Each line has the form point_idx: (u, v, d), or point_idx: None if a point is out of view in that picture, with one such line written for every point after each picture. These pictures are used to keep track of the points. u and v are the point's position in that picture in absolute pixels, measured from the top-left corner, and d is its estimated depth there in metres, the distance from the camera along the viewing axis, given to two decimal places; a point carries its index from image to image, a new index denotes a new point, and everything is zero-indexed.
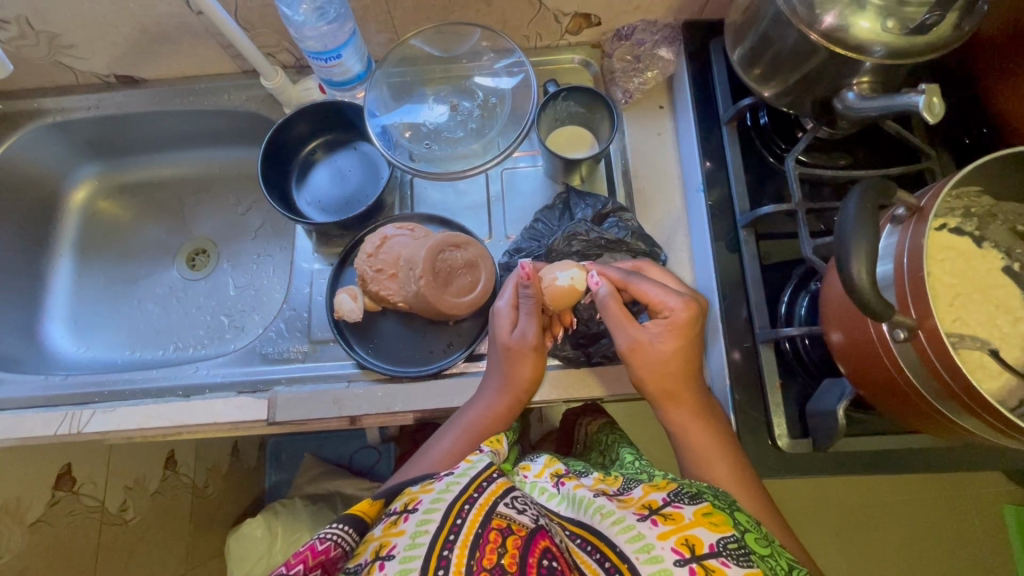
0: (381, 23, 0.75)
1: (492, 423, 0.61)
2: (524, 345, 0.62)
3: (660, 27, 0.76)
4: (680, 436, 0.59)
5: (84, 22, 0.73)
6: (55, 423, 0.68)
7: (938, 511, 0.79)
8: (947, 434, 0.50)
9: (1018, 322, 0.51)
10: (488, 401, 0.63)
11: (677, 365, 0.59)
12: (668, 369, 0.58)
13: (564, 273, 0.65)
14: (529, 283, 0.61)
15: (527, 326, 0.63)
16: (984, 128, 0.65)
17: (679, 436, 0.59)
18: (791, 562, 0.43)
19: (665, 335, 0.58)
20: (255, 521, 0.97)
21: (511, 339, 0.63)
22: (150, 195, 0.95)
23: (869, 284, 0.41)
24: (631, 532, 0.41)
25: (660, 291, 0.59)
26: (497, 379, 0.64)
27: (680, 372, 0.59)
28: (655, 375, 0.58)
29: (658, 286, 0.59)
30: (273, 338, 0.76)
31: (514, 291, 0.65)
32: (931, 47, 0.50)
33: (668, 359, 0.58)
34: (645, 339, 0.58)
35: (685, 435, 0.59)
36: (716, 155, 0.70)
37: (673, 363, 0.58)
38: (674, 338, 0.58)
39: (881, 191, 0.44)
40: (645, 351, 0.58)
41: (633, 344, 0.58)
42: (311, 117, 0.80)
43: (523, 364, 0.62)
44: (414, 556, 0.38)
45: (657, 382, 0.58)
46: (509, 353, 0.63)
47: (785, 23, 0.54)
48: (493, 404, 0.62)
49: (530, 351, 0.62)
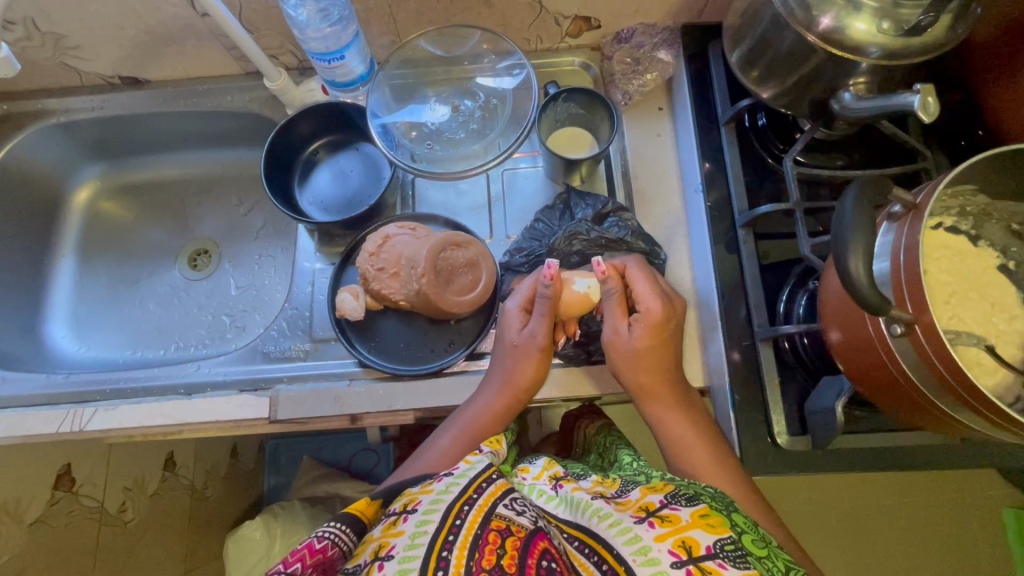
0: (384, 25, 0.76)
1: (492, 422, 0.63)
2: (531, 344, 0.64)
3: (659, 30, 0.78)
4: (660, 428, 0.62)
5: (90, 24, 0.74)
6: (57, 421, 0.68)
7: (936, 512, 0.79)
8: (946, 430, 0.50)
9: (1013, 319, 0.52)
10: (488, 399, 0.64)
11: (653, 362, 0.62)
12: (643, 363, 0.61)
13: (582, 280, 0.67)
14: (551, 283, 0.64)
15: (536, 326, 0.65)
16: (978, 130, 0.66)
17: (659, 427, 0.62)
18: (787, 563, 0.44)
19: (643, 333, 0.61)
20: (254, 524, 0.97)
21: (521, 339, 0.65)
22: (153, 195, 0.96)
23: (866, 280, 0.42)
24: (628, 534, 0.42)
25: (644, 287, 0.63)
26: (497, 378, 0.65)
27: (655, 368, 0.62)
28: (630, 369, 0.62)
29: (644, 283, 0.63)
30: (275, 337, 0.76)
31: (532, 288, 0.67)
32: (923, 48, 0.51)
33: (642, 354, 0.61)
34: (623, 337, 0.62)
35: (665, 427, 0.61)
36: (715, 156, 0.71)
37: (648, 359, 0.61)
38: (649, 335, 0.61)
39: (876, 188, 0.45)
40: (622, 345, 0.62)
41: (614, 335, 0.63)
42: (313, 118, 0.81)
43: (527, 362, 0.64)
44: (413, 556, 0.39)
45: (633, 375, 0.62)
46: (517, 353, 0.65)
47: (781, 26, 0.55)
48: (495, 396, 0.64)
49: (537, 352, 0.64)
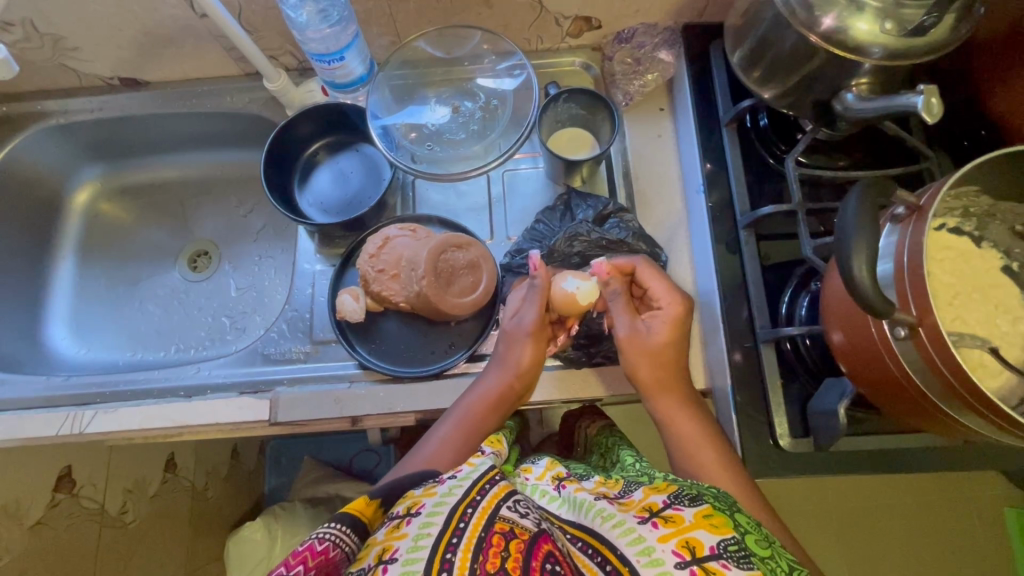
0: (384, 26, 0.76)
1: (490, 411, 0.63)
2: (520, 329, 0.65)
3: (660, 30, 0.77)
4: (670, 428, 0.61)
5: (90, 25, 0.73)
6: (56, 424, 0.68)
7: (937, 512, 0.78)
8: (948, 432, 0.50)
9: (1017, 321, 0.51)
10: (487, 383, 0.64)
11: (669, 357, 0.62)
12: (660, 359, 0.62)
13: (572, 282, 0.66)
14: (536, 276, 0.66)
15: (528, 313, 0.66)
16: (981, 129, 0.66)
17: (669, 429, 0.61)
18: (791, 564, 0.44)
19: (663, 327, 0.62)
20: (255, 525, 0.97)
21: (512, 325, 0.66)
22: (152, 197, 0.96)
23: (869, 282, 0.42)
24: (632, 535, 0.42)
25: (663, 283, 0.64)
26: (497, 363, 0.65)
27: (670, 364, 0.62)
28: (648, 365, 0.61)
29: (661, 280, 0.64)
30: (275, 339, 0.76)
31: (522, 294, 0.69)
32: (927, 48, 0.51)
33: (661, 350, 0.62)
34: (643, 331, 0.62)
35: (676, 428, 0.61)
36: (716, 157, 0.71)
37: (665, 354, 0.62)
38: (668, 330, 0.62)
39: (879, 190, 0.44)
40: (642, 340, 0.62)
41: (632, 332, 0.63)
42: (313, 119, 0.80)
43: (522, 346, 0.65)
44: (416, 558, 0.39)
45: (650, 371, 0.62)
46: (510, 337, 0.66)
47: (783, 26, 0.55)
48: (492, 388, 0.63)
49: (528, 335, 0.65)
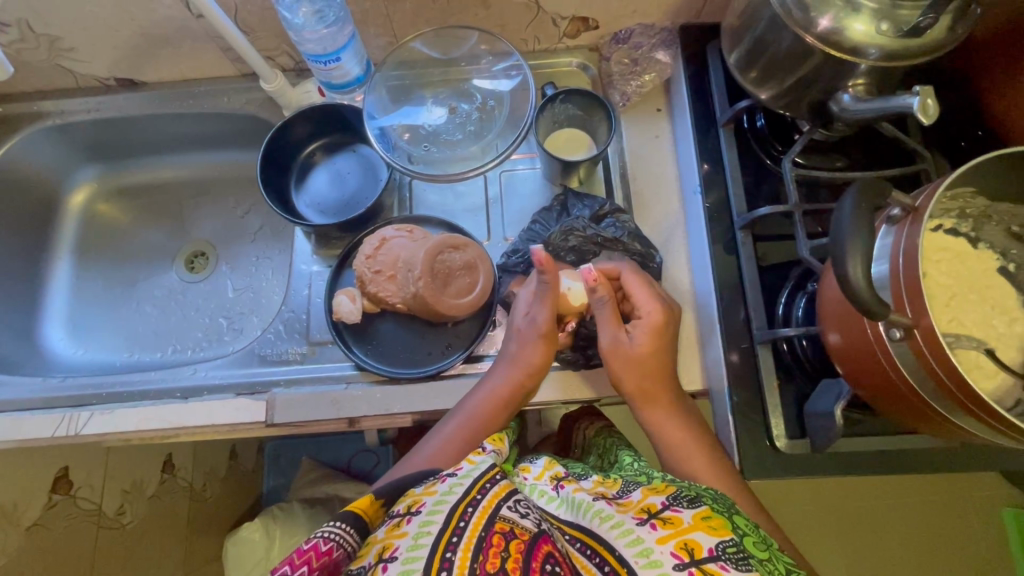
0: (380, 26, 0.76)
1: (495, 411, 0.63)
2: (534, 329, 0.65)
3: (657, 30, 0.77)
4: (657, 434, 0.62)
5: (86, 25, 0.73)
6: (53, 425, 0.68)
7: (936, 512, 0.78)
8: (945, 433, 0.50)
9: (1013, 322, 0.51)
10: (494, 385, 0.64)
11: (654, 366, 0.62)
12: (645, 368, 0.61)
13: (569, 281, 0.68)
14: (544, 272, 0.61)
15: (539, 312, 0.65)
16: (978, 131, 0.66)
17: (656, 435, 0.62)
18: (788, 565, 0.44)
19: (645, 337, 0.62)
20: (253, 525, 0.97)
21: (524, 324, 0.66)
22: (149, 197, 0.95)
23: (864, 283, 0.42)
24: (631, 536, 0.42)
25: (646, 291, 0.63)
26: (505, 363, 0.65)
27: (655, 373, 0.62)
28: (630, 375, 0.61)
29: (643, 288, 0.63)
30: (272, 340, 0.76)
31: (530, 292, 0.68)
32: (924, 49, 0.51)
33: (644, 359, 0.61)
34: (626, 342, 0.62)
35: (663, 433, 0.61)
36: (714, 158, 0.70)
37: (649, 364, 0.62)
38: (651, 339, 0.62)
39: (875, 191, 0.44)
40: (624, 351, 0.61)
41: (614, 343, 0.62)
42: (309, 120, 0.80)
43: (532, 347, 0.64)
44: (416, 556, 0.39)
45: (634, 380, 0.61)
46: (523, 336, 0.65)
47: (780, 26, 0.54)
48: (500, 387, 0.64)
49: (540, 336, 0.64)
